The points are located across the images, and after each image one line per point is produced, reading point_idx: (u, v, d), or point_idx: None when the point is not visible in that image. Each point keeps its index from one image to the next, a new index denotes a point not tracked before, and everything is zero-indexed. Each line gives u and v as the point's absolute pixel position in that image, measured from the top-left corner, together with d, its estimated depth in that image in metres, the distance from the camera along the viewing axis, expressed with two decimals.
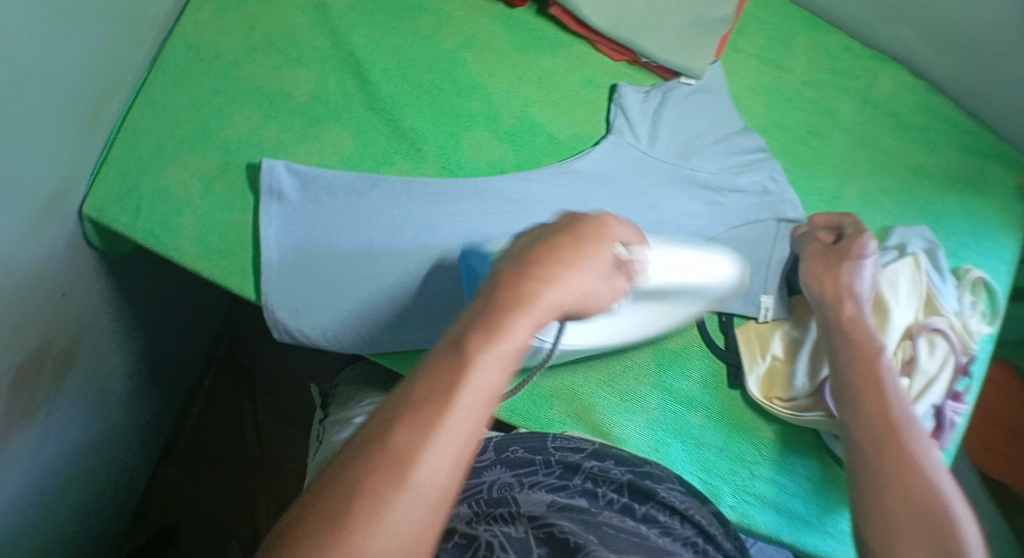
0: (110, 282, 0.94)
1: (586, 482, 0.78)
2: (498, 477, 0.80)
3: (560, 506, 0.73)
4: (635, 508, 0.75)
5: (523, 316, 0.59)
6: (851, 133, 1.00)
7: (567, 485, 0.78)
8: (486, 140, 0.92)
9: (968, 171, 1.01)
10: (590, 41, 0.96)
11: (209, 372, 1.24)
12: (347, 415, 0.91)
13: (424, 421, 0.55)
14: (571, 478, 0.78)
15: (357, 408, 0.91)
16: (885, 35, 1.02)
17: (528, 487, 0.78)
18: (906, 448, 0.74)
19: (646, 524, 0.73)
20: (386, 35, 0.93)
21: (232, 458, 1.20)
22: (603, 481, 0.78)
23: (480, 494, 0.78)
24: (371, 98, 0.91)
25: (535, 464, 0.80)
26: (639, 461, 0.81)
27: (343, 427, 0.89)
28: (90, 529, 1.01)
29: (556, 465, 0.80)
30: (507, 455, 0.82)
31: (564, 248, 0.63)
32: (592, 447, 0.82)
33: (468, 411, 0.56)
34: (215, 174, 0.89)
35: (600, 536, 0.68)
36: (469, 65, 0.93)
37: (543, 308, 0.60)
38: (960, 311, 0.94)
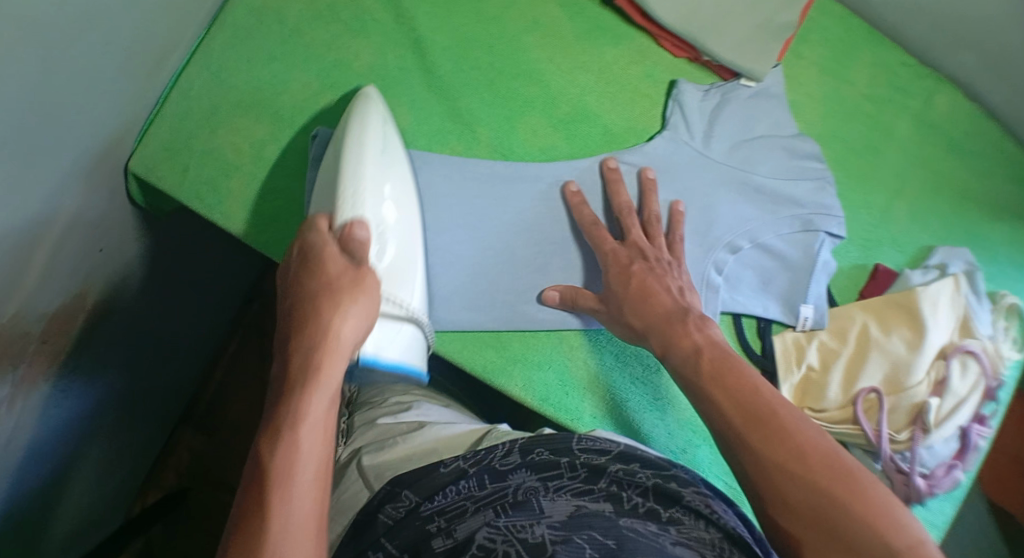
0: (148, 240, 0.93)
1: (611, 486, 0.77)
2: (523, 480, 0.79)
3: (582, 512, 0.73)
4: (660, 512, 0.74)
5: (342, 326, 0.70)
6: (903, 151, 1.00)
7: (591, 489, 0.77)
8: (541, 126, 0.91)
9: (1016, 199, 1.01)
10: (652, 35, 0.95)
11: (235, 337, 1.23)
12: (372, 416, 0.97)
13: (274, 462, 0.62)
14: (596, 481, 0.78)
15: (382, 409, 0.97)
16: (946, 55, 1.03)
17: (552, 491, 0.77)
18: (776, 422, 0.66)
19: (670, 527, 0.72)
20: (450, 14, 0.93)
21: (249, 424, 1.19)
22: (628, 485, 0.77)
23: (505, 497, 0.76)
24: (431, 75, 0.91)
25: (560, 467, 0.79)
26: (666, 464, 0.80)
27: (367, 427, 0.95)
28: (101, 494, 1.00)
29: (581, 468, 0.79)
30: (532, 458, 0.81)
31: (328, 276, 0.72)
32: (617, 449, 0.81)
33: (310, 435, 0.64)
34: (268, 138, 0.88)
35: (618, 543, 0.69)
36: (531, 50, 0.93)
37: (358, 319, 0.71)
38: (994, 336, 0.94)
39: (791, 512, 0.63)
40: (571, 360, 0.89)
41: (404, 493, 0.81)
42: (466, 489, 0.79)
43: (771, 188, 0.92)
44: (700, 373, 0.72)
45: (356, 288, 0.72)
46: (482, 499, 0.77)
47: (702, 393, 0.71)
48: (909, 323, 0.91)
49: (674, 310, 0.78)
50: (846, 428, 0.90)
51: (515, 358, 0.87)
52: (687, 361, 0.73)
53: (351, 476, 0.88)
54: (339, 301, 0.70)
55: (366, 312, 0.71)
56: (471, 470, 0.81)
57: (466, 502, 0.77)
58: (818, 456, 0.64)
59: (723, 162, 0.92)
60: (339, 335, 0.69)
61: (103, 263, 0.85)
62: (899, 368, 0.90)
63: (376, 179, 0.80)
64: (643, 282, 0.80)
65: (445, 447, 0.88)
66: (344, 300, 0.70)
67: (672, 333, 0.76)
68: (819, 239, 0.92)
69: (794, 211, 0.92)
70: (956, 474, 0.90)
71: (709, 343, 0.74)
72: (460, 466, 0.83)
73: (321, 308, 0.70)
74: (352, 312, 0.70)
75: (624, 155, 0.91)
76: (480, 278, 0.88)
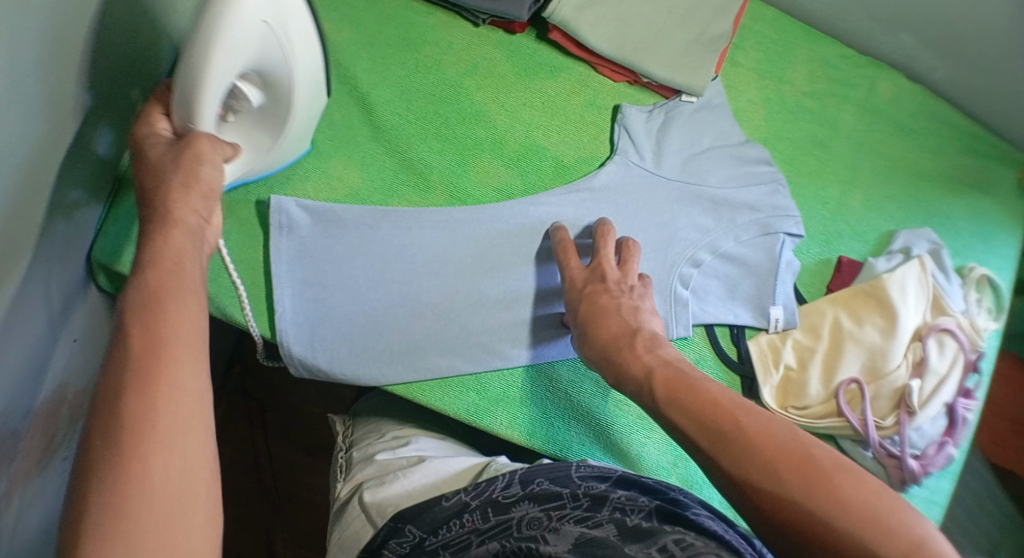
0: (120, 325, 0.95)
1: (614, 511, 0.77)
2: (527, 511, 0.80)
3: (588, 537, 0.72)
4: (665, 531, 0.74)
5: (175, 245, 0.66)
6: (853, 141, 1.01)
7: (594, 516, 0.77)
8: (493, 167, 0.93)
9: (969, 172, 1.03)
10: (590, 64, 0.97)
11: (221, 404, 1.24)
12: (371, 450, 0.97)
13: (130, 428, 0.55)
14: (599, 509, 0.78)
15: (381, 444, 0.97)
16: (884, 42, 1.04)
17: (556, 520, 0.77)
18: (746, 423, 0.67)
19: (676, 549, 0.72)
20: (388, 66, 0.94)
21: (248, 488, 1.22)
22: (631, 510, 0.77)
23: (510, 529, 0.77)
24: (378, 130, 0.92)
25: (563, 498, 0.80)
26: (666, 488, 0.82)
27: (367, 462, 0.95)
28: None
29: (584, 497, 0.80)
30: (534, 489, 0.83)
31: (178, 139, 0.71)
32: (617, 475, 0.84)
33: (178, 395, 0.57)
34: (225, 213, 0.88)
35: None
36: (473, 93, 0.94)
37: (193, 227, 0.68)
38: (967, 310, 0.96)
39: (783, 509, 0.63)
40: (551, 392, 0.90)
41: (407, 528, 0.83)
42: (471, 521, 0.81)
43: (726, 197, 0.93)
44: (656, 399, 0.73)
45: (193, 158, 0.70)
46: (486, 532, 0.78)
47: (662, 415, 0.72)
48: (878, 310, 0.92)
49: (625, 330, 0.78)
50: (830, 422, 0.91)
51: (497, 397, 0.88)
52: (642, 387, 0.74)
53: (353, 512, 0.89)
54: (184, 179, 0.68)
55: (215, 172, 0.70)
56: (473, 502, 0.83)
57: (471, 535, 0.79)
58: (781, 457, 0.65)
59: (675, 178, 0.93)
60: (179, 230, 0.67)
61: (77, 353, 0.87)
62: (876, 357, 0.91)
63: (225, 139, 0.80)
64: (594, 307, 0.81)
65: (447, 481, 0.90)
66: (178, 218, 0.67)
67: (624, 358, 0.76)
68: (777, 241, 0.94)
69: (751, 218, 0.94)
70: (947, 450, 0.91)
71: (660, 361, 0.75)
72: (461, 500, 0.84)
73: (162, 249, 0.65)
74: (189, 225, 0.68)
75: (582, 183, 0.92)
76: (451, 323, 0.88)
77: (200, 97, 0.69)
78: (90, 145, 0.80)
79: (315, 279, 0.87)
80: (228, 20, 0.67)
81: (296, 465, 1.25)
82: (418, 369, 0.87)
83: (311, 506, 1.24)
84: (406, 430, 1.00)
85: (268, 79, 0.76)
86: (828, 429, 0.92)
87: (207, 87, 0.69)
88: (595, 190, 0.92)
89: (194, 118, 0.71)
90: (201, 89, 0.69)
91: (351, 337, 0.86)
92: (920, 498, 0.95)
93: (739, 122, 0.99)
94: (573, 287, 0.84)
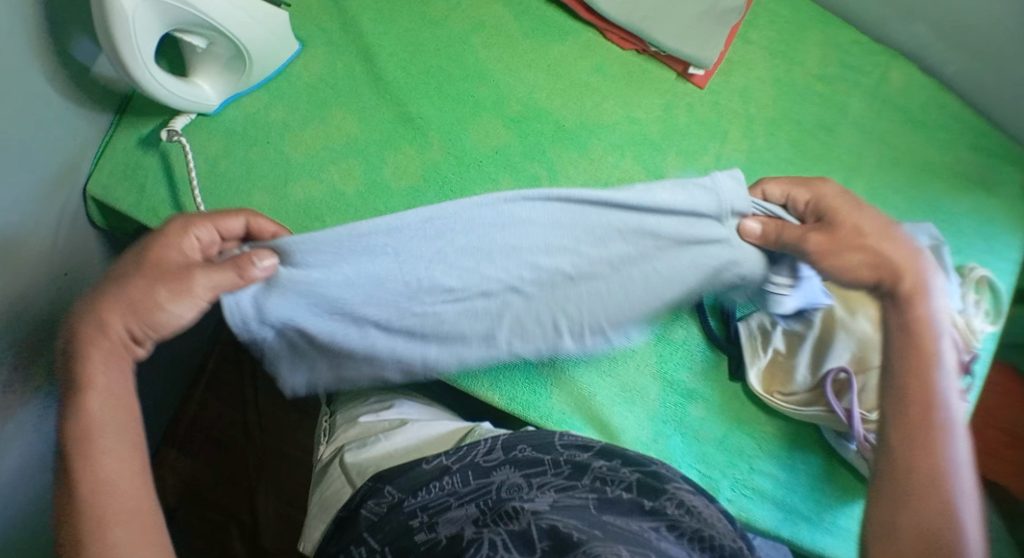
0: (113, 258, 0.97)
1: (595, 481, 0.78)
2: (507, 476, 0.79)
3: (566, 504, 0.73)
4: (644, 503, 0.76)
5: (97, 353, 0.72)
6: (860, 129, 1.00)
7: (575, 485, 0.77)
8: (492, 126, 0.91)
9: (977, 170, 1.02)
10: (598, 29, 0.96)
11: (213, 353, 1.25)
12: (353, 413, 0.96)
13: (73, 462, 0.68)
14: (580, 478, 0.79)
15: (364, 406, 0.97)
16: (899, 31, 1.03)
17: (537, 488, 0.77)
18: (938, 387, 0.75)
19: (652, 519, 0.73)
20: (395, 19, 0.93)
21: (234, 442, 1.23)
22: (612, 481, 0.78)
23: (489, 494, 0.77)
24: (378, 81, 0.91)
25: (544, 464, 0.80)
26: (646, 460, 0.82)
27: (350, 425, 0.95)
28: None
29: (565, 465, 0.80)
30: (516, 455, 0.82)
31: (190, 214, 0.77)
32: (598, 446, 0.83)
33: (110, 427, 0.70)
34: (221, 153, 0.88)
35: (604, 533, 0.67)
36: (478, 51, 0.94)
37: (123, 356, 0.73)
38: (965, 310, 0.94)
39: (936, 505, 0.72)
40: (535, 358, 0.90)
41: (386, 489, 0.81)
42: (449, 485, 0.80)
43: None
44: (925, 363, 0.76)
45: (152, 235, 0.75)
46: (465, 496, 0.77)
47: (907, 378, 0.76)
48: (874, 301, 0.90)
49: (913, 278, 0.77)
50: (816, 411, 0.88)
51: (480, 359, 0.88)
52: (907, 345, 0.77)
53: (335, 473, 0.90)
54: (186, 288, 0.73)
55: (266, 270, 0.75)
56: (454, 466, 0.82)
57: (449, 498, 0.77)
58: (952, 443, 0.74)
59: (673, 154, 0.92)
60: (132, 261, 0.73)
61: (69, 286, 0.89)
62: (868, 349, 0.88)
63: (197, 69, 0.86)
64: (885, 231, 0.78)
65: (429, 445, 0.89)
66: (96, 353, 0.72)
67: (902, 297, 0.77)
68: None
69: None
70: None
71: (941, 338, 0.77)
72: (442, 463, 0.83)
73: (90, 375, 0.71)
74: (154, 264, 0.73)
75: (583, 149, 0.92)
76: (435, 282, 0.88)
77: (117, 44, 0.76)
78: (71, 49, 0.81)
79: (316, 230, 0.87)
80: (111, 3, 0.73)
81: (280, 418, 1.24)
82: None
83: (295, 463, 1.23)
84: (391, 392, 0.99)
85: (194, 26, 0.80)
86: (813, 419, 0.89)
87: (125, 51, 0.76)
88: (601, 162, 0.92)
89: (124, 64, 0.77)
90: (120, 48, 0.76)
91: None
92: None
93: (746, 99, 0.98)
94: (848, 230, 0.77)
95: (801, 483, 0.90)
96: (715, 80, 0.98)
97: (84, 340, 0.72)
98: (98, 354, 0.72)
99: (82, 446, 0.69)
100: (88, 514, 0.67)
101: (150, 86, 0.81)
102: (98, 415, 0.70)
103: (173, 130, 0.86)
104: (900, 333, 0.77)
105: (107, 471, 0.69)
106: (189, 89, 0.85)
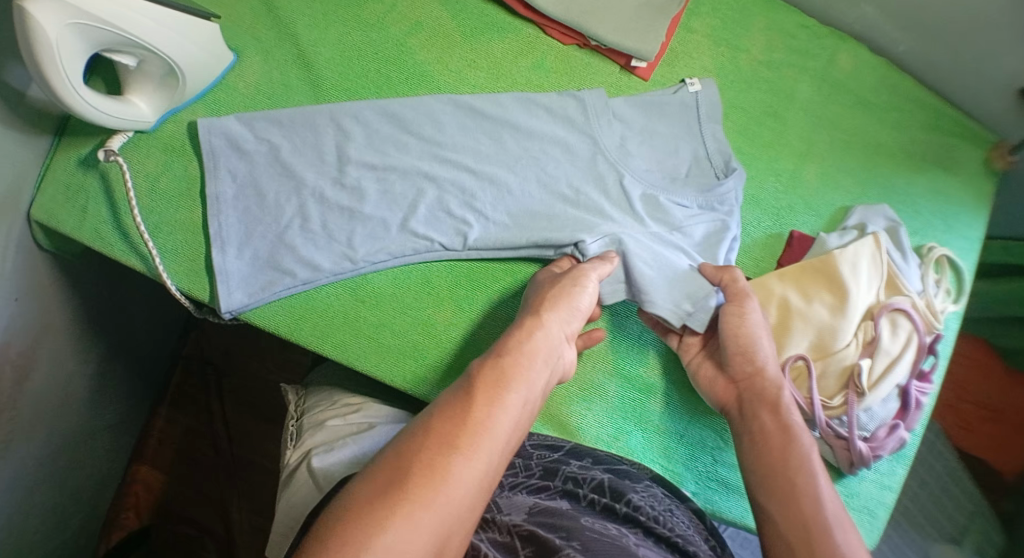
0: (64, 280, 0.95)
1: (566, 483, 0.78)
2: None
3: (540, 507, 0.74)
4: (615, 507, 0.75)
5: (513, 386, 0.72)
6: (809, 113, 0.99)
7: (547, 486, 0.78)
8: (434, 129, 0.90)
9: (933, 149, 1.00)
10: (539, 25, 0.95)
11: (177, 369, 1.24)
12: (322, 417, 0.95)
13: (427, 458, 0.65)
14: (552, 479, 0.79)
15: (331, 411, 0.95)
16: (845, 13, 1.01)
17: (508, 488, 0.79)
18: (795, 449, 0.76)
19: (627, 525, 0.73)
20: (330, 25, 0.93)
21: (205, 456, 1.21)
22: (583, 481, 0.78)
23: None
24: (317, 90, 0.91)
25: (515, 467, 0.81)
26: (615, 460, 0.83)
27: (317, 429, 0.93)
28: (58, 521, 1.04)
29: (536, 467, 0.81)
30: None
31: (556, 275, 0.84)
32: (569, 445, 0.84)
33: (482, 456, 0.67)
34: (161, 170, 0.88)
35: (579, 545, 0.68)
36: (416, 52, 0.93)
37: (517, 403, 0.71)
38: (925, 291, 0.93)
39: None
40: None
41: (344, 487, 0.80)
42: None
43: (666, 180, 0.91)
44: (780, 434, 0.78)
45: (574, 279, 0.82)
46: None
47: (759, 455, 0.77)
48: (828, 287, 0.90)
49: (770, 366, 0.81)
50: None
51: (433, 365, 0.87)
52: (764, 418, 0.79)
53: (301, 478, 0.87)
54: (569, 307, 0.80)
55: (589, 303, 0.82)
56: None
57: None
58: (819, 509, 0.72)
59: (616, 153, 0.91)
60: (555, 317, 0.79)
61: (21, 312, 0.88)
62: (826, 334, 0.90)
63: (133, 87, 0.85)
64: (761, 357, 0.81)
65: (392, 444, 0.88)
66: (510, 389, 0.71)
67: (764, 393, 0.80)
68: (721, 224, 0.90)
69: (692, 220, 0.90)
70: (900, 433, 0.89)
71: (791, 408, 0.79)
72: None
73: (471, 395, 0.70)
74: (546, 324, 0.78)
75: (528, 146, 0.91)
76: (383, 290, 0.88)
77: (45, 70, 0.74)
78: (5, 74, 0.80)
79: (263, 250, 0.86)
80: (35, 28, 0.72)
81: (249, 431, 1.23)
82: (356, 333, 0.87)
83: (269, 474, 1.22)
84: (357, 397, 0.98)
85: (124, 44, 0.79)
86: None
87: (53, 74, 0.75)
88: (545, 163, 0.91)
89: (53, 89, 0.76)
90: (47, 73, 0.75)
91: (293, 305, 0.87)
92: (872, 482, 0.94)
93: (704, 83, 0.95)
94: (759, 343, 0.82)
95: None
96: (659, 72, 0.97)
97: (500, 372, 0.72)
98: (492, 382, 0.71)
99: (462, 458, 0.66)
100: (389, 502, 0.63)
101: (81, 108, 0.79)
102: (494, 440, 0.68)
103: (110, 149, 0.86)
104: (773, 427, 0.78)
105: (444, 483, 0.64)
106: (125, 109, 0.84)
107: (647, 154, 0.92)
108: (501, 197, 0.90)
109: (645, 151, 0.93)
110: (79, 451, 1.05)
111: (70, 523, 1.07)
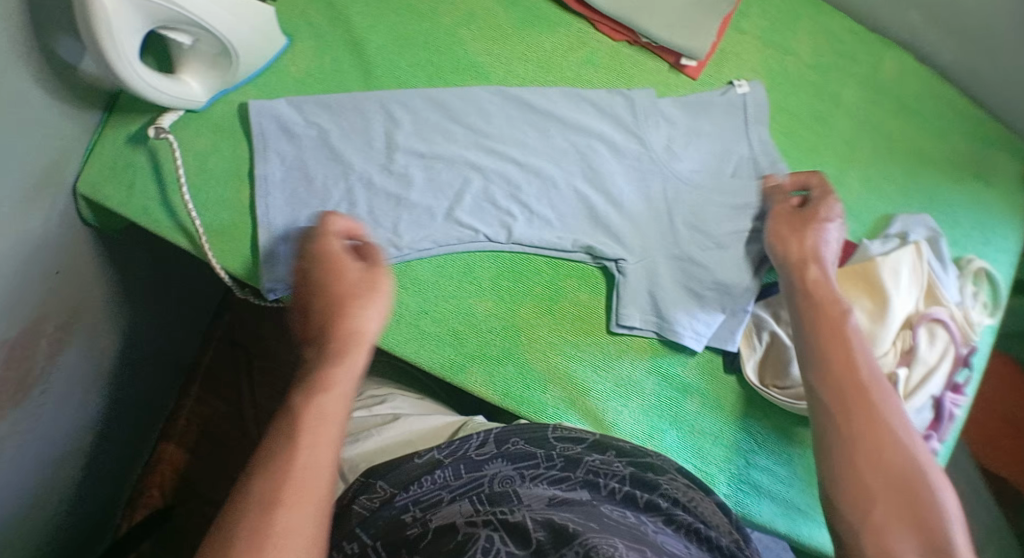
0: (102, 254, 0.95)
1: (587, 473, 0.77)
2: (500, 470, 0.79)
3: (560, 497, 0.72)
4: (636, 496, 0.74)
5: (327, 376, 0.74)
6: (854, 118, 0.99)
7: (567, 477, 0.76)
8: (482, 119, 0.91)
9: (973, 160, 1.01)
10: (590, 20, 0.96)
11: (208, 349, 1.25)
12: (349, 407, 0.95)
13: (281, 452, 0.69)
14: (573, 470, 0.78)
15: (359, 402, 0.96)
16: (892, 20, 1.01)
17: (529, 480, 0.77)
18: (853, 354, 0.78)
19: (648, 514, 0.72)
20: (383, 12, 0.93)
21: (230, 436, 1.22)
22: (605, 474, 0.77)
23: (482, 487, 0.76)
24: (367, 75, 0.91)
25: (537, 457, 0.80)
26: (642, 454, 0.82)
27: None
28: (82, 489, 1.03)
29: (557, 458, 0.79)
30: (508, 448, 0.82)
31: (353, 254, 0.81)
32: (593, 439, 0.83)
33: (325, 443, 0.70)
34: (210, 149, 0.88)
35: (600, 527, 0.66)
36: (467, 42, 0.94)
37: (340, 390, 0.74)
38: (962, 302, 0.93)
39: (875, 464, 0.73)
40: (528, 353, 0.88)
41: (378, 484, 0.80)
42: (442, 479, 0.79)
43: (710, 183, 0.92)
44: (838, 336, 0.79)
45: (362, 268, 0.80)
46: (458, 489, 0.76)
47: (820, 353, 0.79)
48: (869, 294, 0.90)
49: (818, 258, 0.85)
50: None
51: (472, 354, 0.87)
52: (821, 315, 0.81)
53: None
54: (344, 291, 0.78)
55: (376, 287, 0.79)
56: (447, 460, 0.81)
57: (442, 492, 0.76)
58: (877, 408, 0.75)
59: (663, 154, 0.92)
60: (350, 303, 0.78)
61: (62, 284, 0.88)
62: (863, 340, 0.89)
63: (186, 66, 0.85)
64: (817, 245, 0.85)
65: (420, 439, 0.88)
66: (320, 381, 0.74)
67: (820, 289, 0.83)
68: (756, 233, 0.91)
69: (730, 228, 0.91)
70: (932, 444, 0.89)
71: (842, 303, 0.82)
72: (435, 457, 0.82)
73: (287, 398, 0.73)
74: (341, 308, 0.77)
75: (575, 142, 0.91)
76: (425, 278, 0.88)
77: (104, 46, 0.75)
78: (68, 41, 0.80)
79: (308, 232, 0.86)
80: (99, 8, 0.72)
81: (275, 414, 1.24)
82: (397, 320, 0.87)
83: None
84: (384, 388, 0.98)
85: (183, 24, 0.79)
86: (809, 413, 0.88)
87: (112, 49, 0.75)
88: (592, 160, 0.91)
89: (111, 64, 0.76)
90: (106, 49, 0.75)
91: None
92: None
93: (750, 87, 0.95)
94: (797, 247, 0.85)
95: (795, 475, 0.90)
96: (708, 71, 0.97)
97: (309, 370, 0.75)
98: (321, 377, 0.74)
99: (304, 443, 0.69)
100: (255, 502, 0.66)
101: (135, 83, 0.80)
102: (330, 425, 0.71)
103: (161, 127, 0.87)
104: (826, 341, 0.80)
105: (295, 471, 0.68)
106: (177, 86, 0.85)
107: (693, 156, 0.93)
108: (545, 192, 0.90)
109: (692, 153, 0.93)
110: (110, 424, 1.06)
111: (87, 496, 1.05)
